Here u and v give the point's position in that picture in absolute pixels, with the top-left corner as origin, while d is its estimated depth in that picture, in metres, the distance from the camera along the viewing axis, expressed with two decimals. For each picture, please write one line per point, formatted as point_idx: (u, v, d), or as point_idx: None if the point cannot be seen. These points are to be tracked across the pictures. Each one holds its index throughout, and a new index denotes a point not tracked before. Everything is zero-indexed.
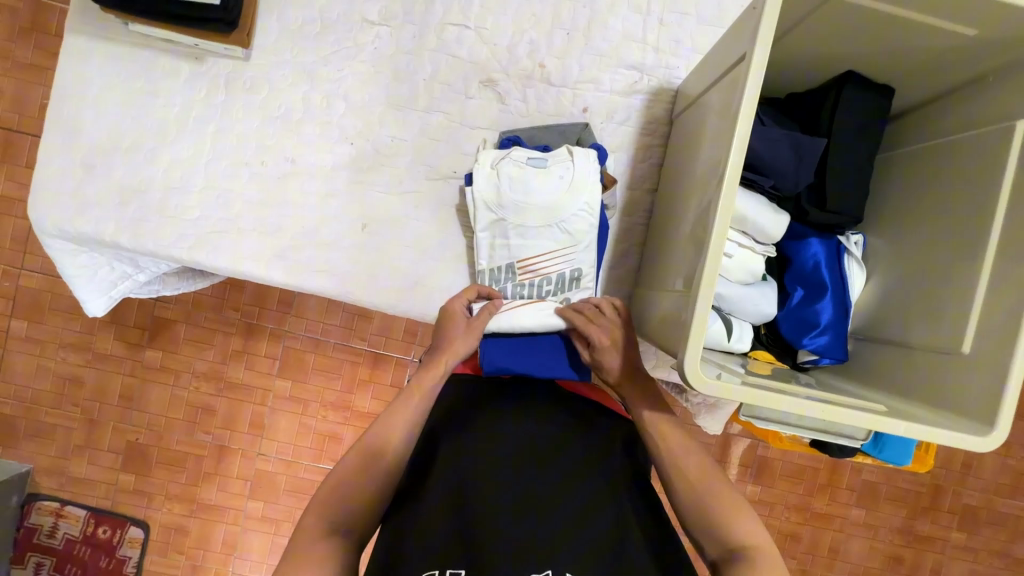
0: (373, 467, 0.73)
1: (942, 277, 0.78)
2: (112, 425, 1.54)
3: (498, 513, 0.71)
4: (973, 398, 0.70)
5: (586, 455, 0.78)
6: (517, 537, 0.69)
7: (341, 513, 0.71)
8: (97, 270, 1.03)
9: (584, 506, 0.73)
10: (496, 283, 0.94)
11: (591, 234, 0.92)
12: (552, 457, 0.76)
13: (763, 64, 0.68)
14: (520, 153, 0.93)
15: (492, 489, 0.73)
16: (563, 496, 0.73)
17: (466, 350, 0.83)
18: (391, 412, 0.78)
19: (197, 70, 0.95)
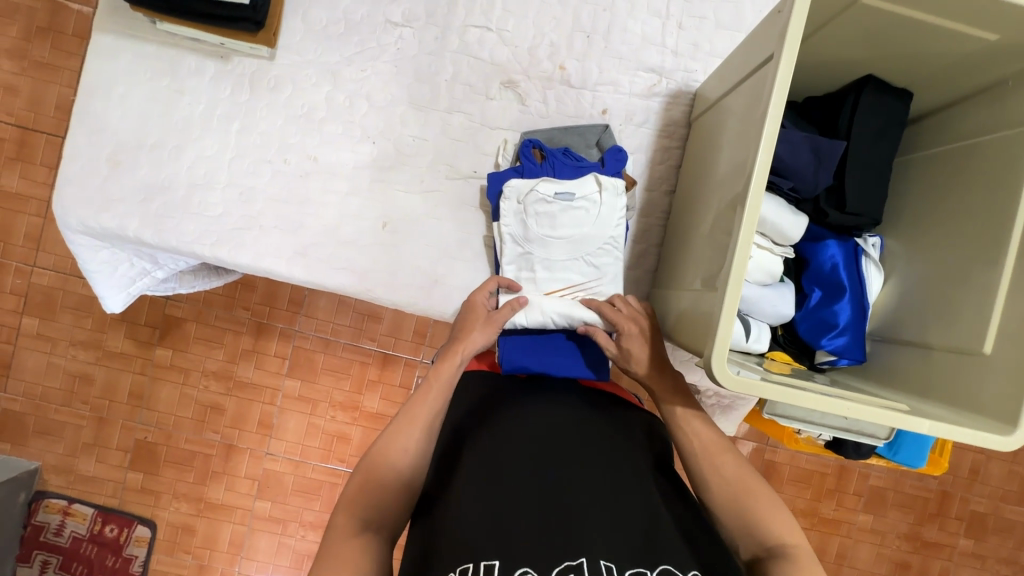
0: (399, 459, 0.71)
1: (959, 274, 0.76)
2: (121, 423, 1.53)
3: (524, 505, 0.66)
4: (992, 398, 0.68)
5: (617, 446, 0.73)
6: (548, 528, 0.63)
7: (368, 509, 0.67)
8: (116, 267, 1.01)
9: (620, 494, 0.68)
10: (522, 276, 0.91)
11: (616, 266, 0.91)
12: (579, 447, 0.72)
13: (793, 61, 0.65)
14: (548, 187, 0.89)
15: (514, 482, 0.68)
16: (597, 484, 0.68)
17: (484, 342, 0.82)
18: (413, 403, 0.75)
19: (222, 70, 0.93)
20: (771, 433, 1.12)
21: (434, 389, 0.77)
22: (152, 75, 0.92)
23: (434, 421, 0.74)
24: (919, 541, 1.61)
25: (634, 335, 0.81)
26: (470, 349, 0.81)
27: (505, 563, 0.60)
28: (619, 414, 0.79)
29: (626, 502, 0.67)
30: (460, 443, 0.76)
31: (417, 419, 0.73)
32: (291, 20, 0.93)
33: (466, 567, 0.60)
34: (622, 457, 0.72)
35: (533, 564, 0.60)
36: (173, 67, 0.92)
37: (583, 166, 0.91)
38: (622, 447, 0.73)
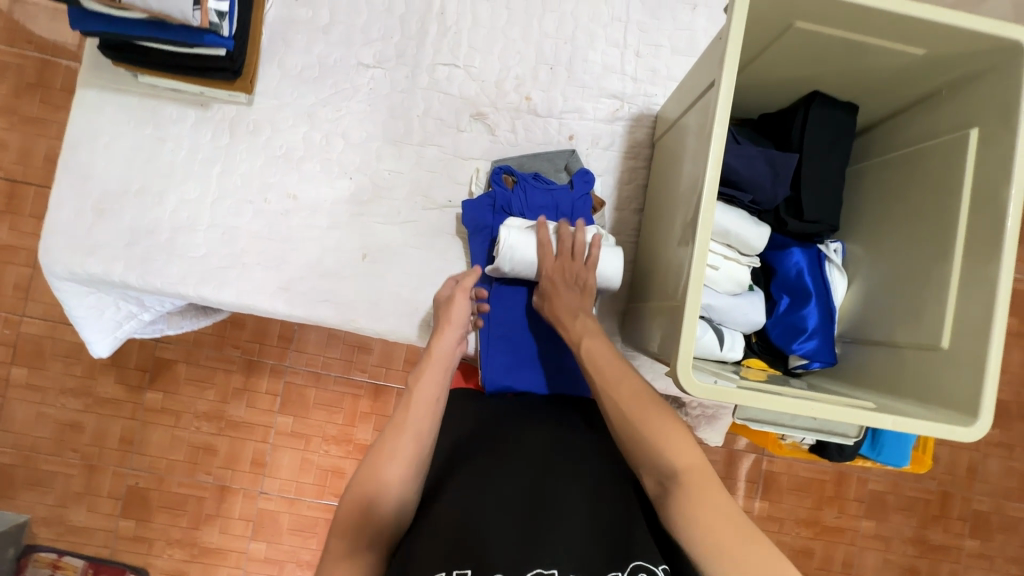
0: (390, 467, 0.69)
1: (917, 273, 0.79)
2: (112, 470, 1.52)
3: (505, 517, 0.67)
4: (956, 391, 0.70)
5: (597, 456, 0.76)
6: (527, 538, 0.65)
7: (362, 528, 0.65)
8: (102, 311, 1.03)
9: (600, 501, 0.71)
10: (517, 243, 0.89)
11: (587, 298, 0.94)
12: (562, 458, 0.75)
13: (732, 83, 0.69)
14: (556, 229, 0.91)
15: (496, 496, 0.69)
16: (578, 493, 0.71)
17: (452, 339, 0.85)
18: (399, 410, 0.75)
19: (203, 116, 0.97)
20: (755, 440, 1.11)
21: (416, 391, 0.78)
22: (134, 124, 0.96)
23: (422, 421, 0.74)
24: (925, 544, 1.60)
25: (564, 271, 0.86)
26: (442, 347, 0.84)
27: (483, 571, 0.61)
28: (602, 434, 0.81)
29: (604, 509, 0.70)
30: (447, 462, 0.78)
31: (409, 421, 0.73)
32: (269, 67, 0.97)
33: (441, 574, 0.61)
34: (602, 465, 0.75)
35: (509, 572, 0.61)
36: (154, 116, 0.96)
37: (552, 188, 0.94)
38: (601, 457, 0.76)
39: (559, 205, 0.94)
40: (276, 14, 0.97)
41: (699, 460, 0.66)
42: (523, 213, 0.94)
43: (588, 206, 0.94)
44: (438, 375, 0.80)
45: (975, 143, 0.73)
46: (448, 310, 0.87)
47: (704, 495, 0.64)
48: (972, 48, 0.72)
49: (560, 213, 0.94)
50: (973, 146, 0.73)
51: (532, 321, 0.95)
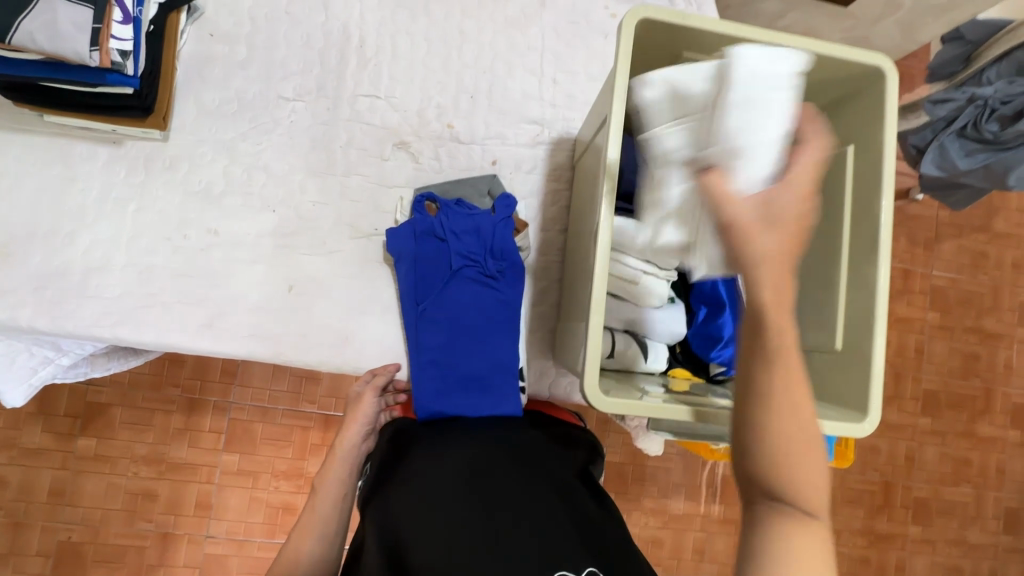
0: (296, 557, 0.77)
1: (813, 279, 0.83)
2: (41, 525, 1.43)
3: (428, 543, 0.66)
4: (849, 387, 0.75)
5: (523, 465, 0.75)
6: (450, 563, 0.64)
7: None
8: (15, 358, 0.98)
9: (532, 498, 0.70)
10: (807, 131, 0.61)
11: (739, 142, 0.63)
12: (485, 476, 0.73)
13: (622, 115, 0.74)
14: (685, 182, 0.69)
15: (420, 524, 0.68)
16: (502, 505, 0.69)
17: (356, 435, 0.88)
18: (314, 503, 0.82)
19: (116, 154, 0.95)
20: (691, 447, 1.15)
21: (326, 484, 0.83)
22: (43, 165, 0.93)
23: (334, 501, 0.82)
24: (872, 534, 1.67)
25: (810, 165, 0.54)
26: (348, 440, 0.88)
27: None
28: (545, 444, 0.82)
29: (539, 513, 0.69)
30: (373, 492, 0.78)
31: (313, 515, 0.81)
32: (184, 102, 0.97)
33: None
34: (530, 474, 0.74)
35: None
36: (65, 156, 0.93)
37: (474, 214, 0.96)
38: (525, 465, 0.75)
39: (480, 229, 0.95)
40: (190, 50, 0.97)
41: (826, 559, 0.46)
42: (445, 237, 0.95)
43: (509, 229, 0.96)
44: (338, 482, 0.84)
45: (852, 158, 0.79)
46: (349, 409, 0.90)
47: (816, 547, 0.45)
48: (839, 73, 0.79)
49: (483, 237, 0.96)
50: (850, 161, 0.79)
51: (463, 346, 0.95)
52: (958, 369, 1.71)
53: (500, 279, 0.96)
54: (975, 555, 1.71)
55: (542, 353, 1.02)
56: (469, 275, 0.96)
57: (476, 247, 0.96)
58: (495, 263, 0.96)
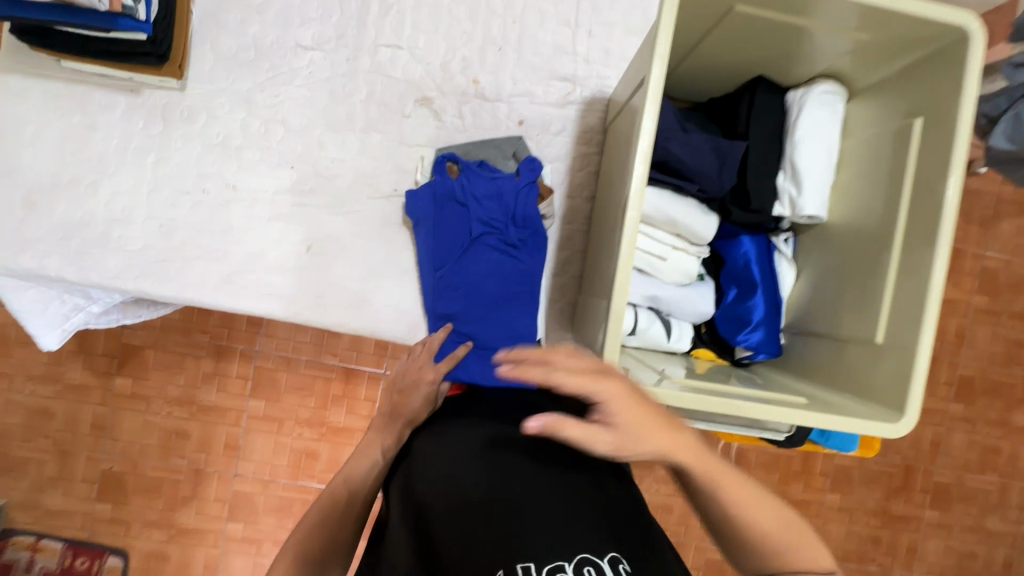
0: (328, 526, 0.73)
1: (860, 265, 0.79)
2: (85, 455, 1.53)
3: (450, 517, 0.65)
4: (888, 384, 0.70)
5: (545, 438, 0.72)
6: (471, 541, 0.61)
7: (309, 546, 0.71)
8: (48, 303, 1.01)
9: (550, 475, 0.67)
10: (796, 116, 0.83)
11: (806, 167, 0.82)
12: (506, 452, 0.70)
13: (662, 78, 0.68)
14: (797, 155, 0.82)
15: (441, 500, 0.67)
16: (520, 480, 0.66)
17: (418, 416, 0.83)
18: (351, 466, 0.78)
19: (134, 102, 0.93)
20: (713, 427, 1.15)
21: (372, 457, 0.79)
22: (64, 111, 0.92)
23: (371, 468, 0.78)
24: (887, 515, 1.65)
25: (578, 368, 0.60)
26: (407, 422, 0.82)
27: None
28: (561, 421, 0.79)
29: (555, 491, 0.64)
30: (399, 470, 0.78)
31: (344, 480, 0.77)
32: (200, 51, 0.93)
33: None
34: (549, 448, 0.71)
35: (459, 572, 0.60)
36: (84, 103, 0.92)
37: (497, 177, 0.92)
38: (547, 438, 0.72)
39: (502, 194, 0.92)
40: None
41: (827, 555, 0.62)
42: (466, 201, 0.92)
43: (533, 194, 0.92)
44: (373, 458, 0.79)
45: (919, 134, 0.73)
46: (408, 396, 0.83)
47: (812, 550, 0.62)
48: (914, 33, 0.71)
49: (504, 202, 0.92)
50: (917, 137, 0.73)
51: (481, 313, 0.93)
52: (1001, 356, 1.61)
53: (521, 248, 0.93)
54: (993, 542, 1.67)
55: (561, 326, 0.99)
56: (489, 242, 0.93)
57: (497, 213, 0.92)
58: (516, 231, 0.92)
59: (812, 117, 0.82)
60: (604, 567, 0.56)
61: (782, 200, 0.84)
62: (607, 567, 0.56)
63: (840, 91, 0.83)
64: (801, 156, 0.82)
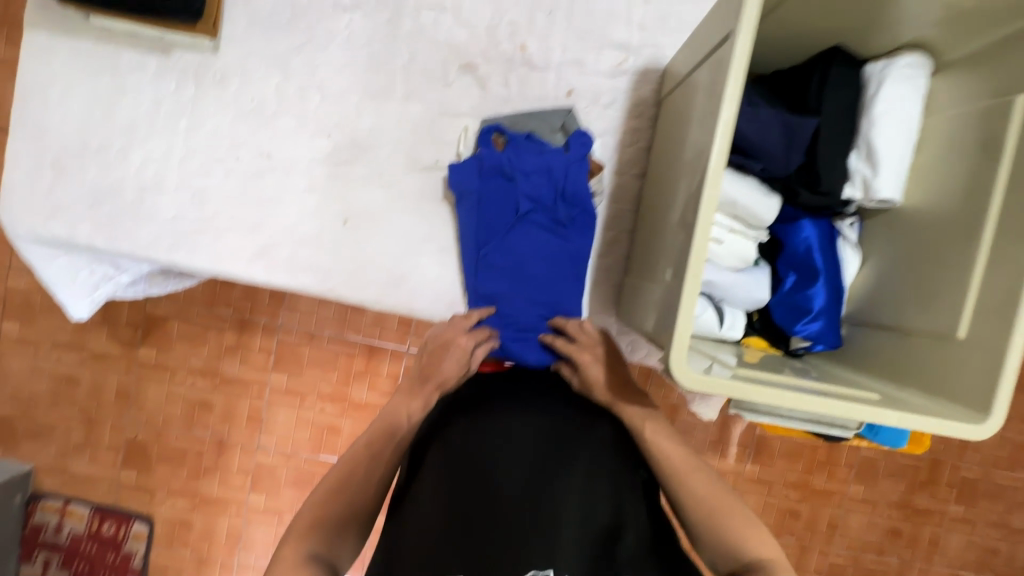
0: (350, 493, 0.67)
1: (938, 253, 0.73)
2: (110, 423, 1.54)
3: (492, 521, 0.63)
4: (969, 383, 0.66)
5: (596, 448, 0.71)
6: (516, 544, 0.62)
7: (330, 523, 0.65)
8: (77, 273, 0.99)
9: (594, 484, 0.68)
10: (873, 92, 0.77)
11: (882, 147, 0.76)
12: (557, 460, 0.68)
13: (750, 39, 0.62)
14: (875, 134, 0.76)
15: (484, 501, 0.65)
16: (567, 487, 0.66)
17: (454, 377, 0.79)
18: (379, 428, 0.73)
19: (164, 64, 0.88)
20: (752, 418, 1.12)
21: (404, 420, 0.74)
22: (92, 72, 0.87)
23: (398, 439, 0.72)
24: (909, 508, 1.56)
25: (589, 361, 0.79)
26: (441, 385, 0.78)
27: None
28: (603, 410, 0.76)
29: (597, 504, 0.67)
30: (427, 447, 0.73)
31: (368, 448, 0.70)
32: (233, 10, 0.88)
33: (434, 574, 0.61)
34: (591, 451, 0.70)
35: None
36: (112, 64, 0.88)
37: (546, 151, 0.87)
38: (597, 449, 0.70)
39: (552, 169, 0.87)
40: None
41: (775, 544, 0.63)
42: (513, 175, 0.88)
43: (584, 170, 0.87)
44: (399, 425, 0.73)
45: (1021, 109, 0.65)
46: (441, 357, 0.79)
47: (758, 536, 0.63)
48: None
49: (553, 178, 0.88)
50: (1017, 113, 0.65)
51: (524, 294, 0.89)
52: None
53: (569, 227, 0.89)
54: (1016, 539, 1.57)
55: (605, 308, 0.96)
56: (536, 221, 0.90)
57: (545, 189, 0.88)
58: (565, 209, 0.89)
59: (890, 93, 0.76)
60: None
61: (854, 181, 0.78)
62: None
63: (925, 64, 0.76)
64: (876, 136, 0.76)
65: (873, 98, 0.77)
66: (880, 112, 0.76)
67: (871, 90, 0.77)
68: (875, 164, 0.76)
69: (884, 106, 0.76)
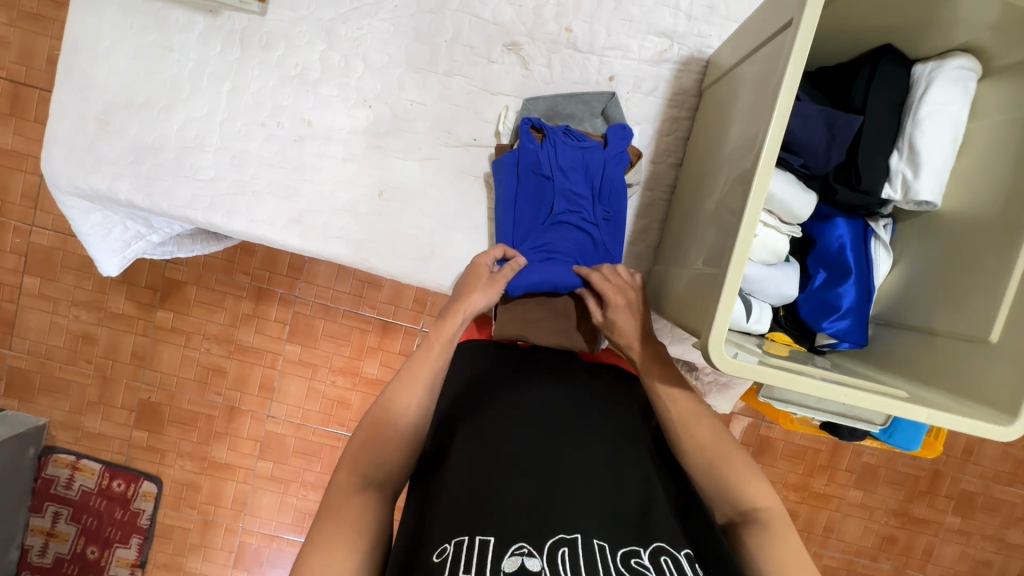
0: (398, 425, 0.67)
1: (975, 258, 0.73)
2: (125, 383, 1.55)
3: (518, 484, 0.62)
4: (999, 386, 0.66)
5: (619, 430, 0.71)
6: (543, 511, 0.60)
7: (374, 468, 0.63)
8: (110, 230, 1.00)
9: (619, 463, 0.67)
10: (921, 91, 0.77)
11: (925, 148, 0.75)
12: (584, 433, 0.69)
13: (813, 26, 0.62)
14: (919, 135, 0.76)
15: (511, 472, 0.64)
16: (592, 464, 0.66)
17: (483, 303, 0.79)
18: (415, 361, 0.72)
19: (212, 25, 0.89)
20: (766, 414, 1.14)
21: (436, 347, 0.73)
22: (139, 29, 0.88)
23: (436, 379, 0.71)
24: (907, 517, 1.57)
25: (621, 307, 0.78)
26: (470, 310, 0.78)
27: (500, 540, 0.56)
28: (627, 390, 0.78)
29: (623, 480, 0.66)
30: (454, 418, 0.73)
31: (415, 380, 0.70)
32: None
33: (461, 540, 0.57)
34: (615, 434, 0.70)
35: (528, 539, 0.56)
36: (160, 21, 0.88)
37: (584, 145, 0.90)
38: (622, 426, 0.71)
39: (589, 165, 0.89)
40: None
41: (771, 492, 0.65)
42: (551, 173, 0.89)
43: (622, 165, 0.88)
44: (442, 354, 0.73)
45: None
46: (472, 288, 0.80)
47: (756, 486, 0.65)
48: None
49: (590, 174, 0.89)
50: None
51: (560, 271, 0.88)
52: None
53: (604, 224, 0.89)
54: (1012, 553, 1.59)
55: None
56: (570, 221, 0.90)
57: (581, 184, 0.90)
58: (601, 209, 0.90)
59: (939, 94, 0.75)
60: (680, 559, 0.58)
61: (894, 181, 0.79)
62: (682, 558, 0.58)
63: (975, 68, 0.75)
64: (919, 136, 0.76)
65: (919, 98, 0.77)
66: (925, 111, 0.76)
67: (920, 88, 0.77)
68: (917, 165, 0.76)
69: (932, 105, 0.75)
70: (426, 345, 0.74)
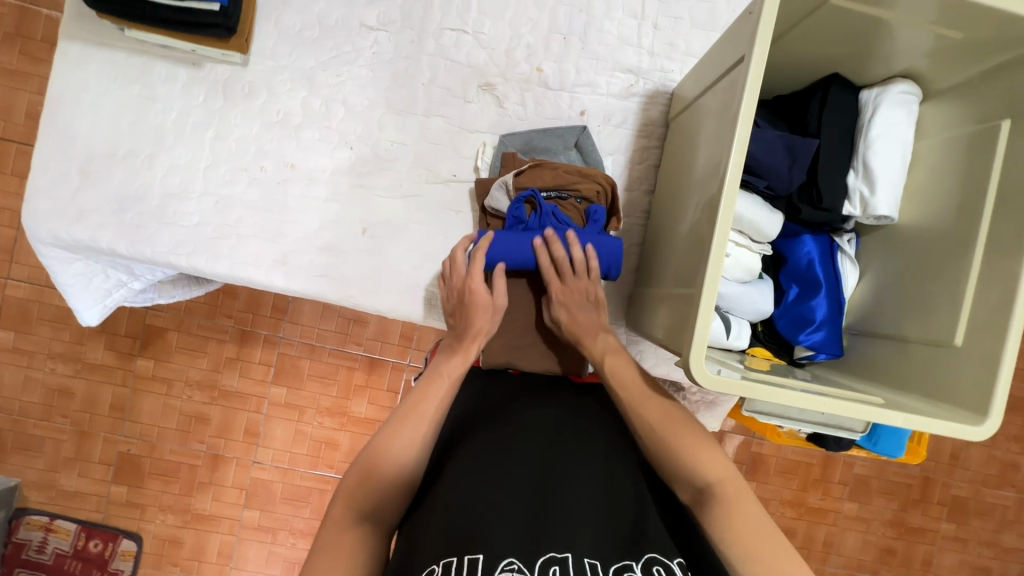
0: (398, 459, 0.66)
1: (933, 268, 0.77)
2: (103, 436, 1.51)
3: (507, 501, 0.63)
4: (967, 390, 0.69)
5: (610, 448, 0.72)
6: (534, 530, 0.60)
7: (369, 499, 0.63)
8: (91, 279, 0.99)
9: (612, 481, 0.68)
10: (868, 116, 0.82)
11: (879, 167, 0.80)
12: (576, 452, 0.70)
13: (763, 60, 0.67)
14: (872, 156, 0.81)
15: (502, 490, 0.64)
16: (584, 482, 0.67)
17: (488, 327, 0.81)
18: (416, 398, 0.72)
19: (195, 77, 0.91)
20: (754, 427, 1.15)
21: (442, 380, 0.75)
22: (123, 84, 0.90)
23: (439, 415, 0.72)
24: (903, 526, 1.58)
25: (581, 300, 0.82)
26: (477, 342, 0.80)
27: (490, 557, 0.57)
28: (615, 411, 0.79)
29: (615, 496, 0.66)
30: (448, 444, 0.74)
31: (422, 413, 0.71)
32: (265, 28, 0.92)
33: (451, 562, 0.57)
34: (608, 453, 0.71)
35: (518, 555, 0.57)
36: (144, 75, 0.91)
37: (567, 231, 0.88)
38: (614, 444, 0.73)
39: None
40: None
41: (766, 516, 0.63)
42: None
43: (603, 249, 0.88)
44: (446, 389, 0.74)
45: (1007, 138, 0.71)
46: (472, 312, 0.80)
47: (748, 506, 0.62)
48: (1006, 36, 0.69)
49: None
50: (1005, 142, 0.71)
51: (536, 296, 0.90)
52: None
53: None
54: (1008, 557, 1.60)
55: (615, 318, 1.01)
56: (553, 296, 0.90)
57: None
58: None
59: (885, 118, 0.81)
60: (672, 567, 0.58)
61: (853, 199, 0.83)
62: (675, 567, 0.58)
63: (915, 92, 0.82)
64: (870, 157, 0.81)
65: (868, 121, 0.82)
66: (874, 134, 0.81)
67: (868, 112, 0.83)
68: (872, 184, 0.81)
69: (881, 129, 0.81)
70: (432, 378, 0.75)
